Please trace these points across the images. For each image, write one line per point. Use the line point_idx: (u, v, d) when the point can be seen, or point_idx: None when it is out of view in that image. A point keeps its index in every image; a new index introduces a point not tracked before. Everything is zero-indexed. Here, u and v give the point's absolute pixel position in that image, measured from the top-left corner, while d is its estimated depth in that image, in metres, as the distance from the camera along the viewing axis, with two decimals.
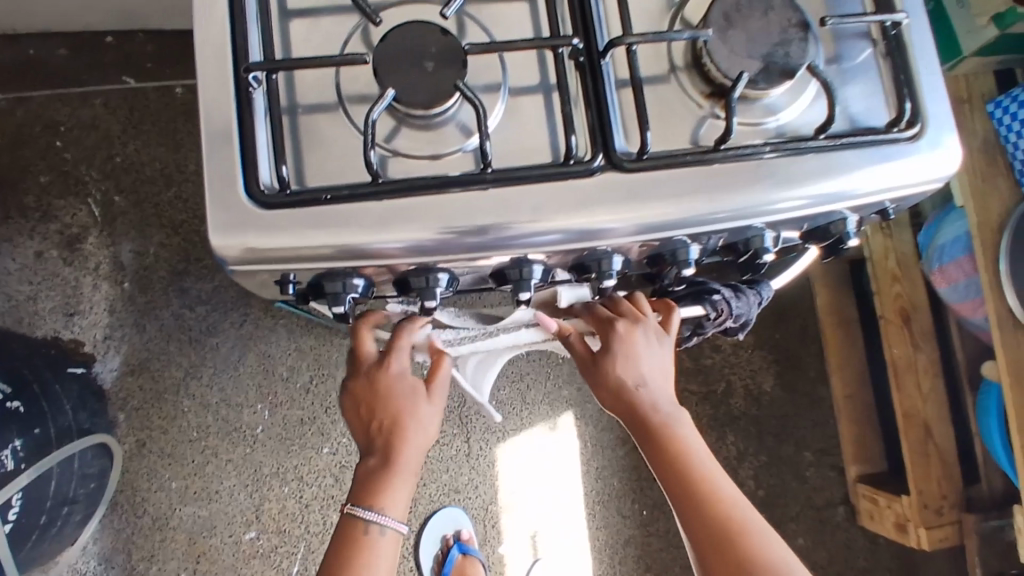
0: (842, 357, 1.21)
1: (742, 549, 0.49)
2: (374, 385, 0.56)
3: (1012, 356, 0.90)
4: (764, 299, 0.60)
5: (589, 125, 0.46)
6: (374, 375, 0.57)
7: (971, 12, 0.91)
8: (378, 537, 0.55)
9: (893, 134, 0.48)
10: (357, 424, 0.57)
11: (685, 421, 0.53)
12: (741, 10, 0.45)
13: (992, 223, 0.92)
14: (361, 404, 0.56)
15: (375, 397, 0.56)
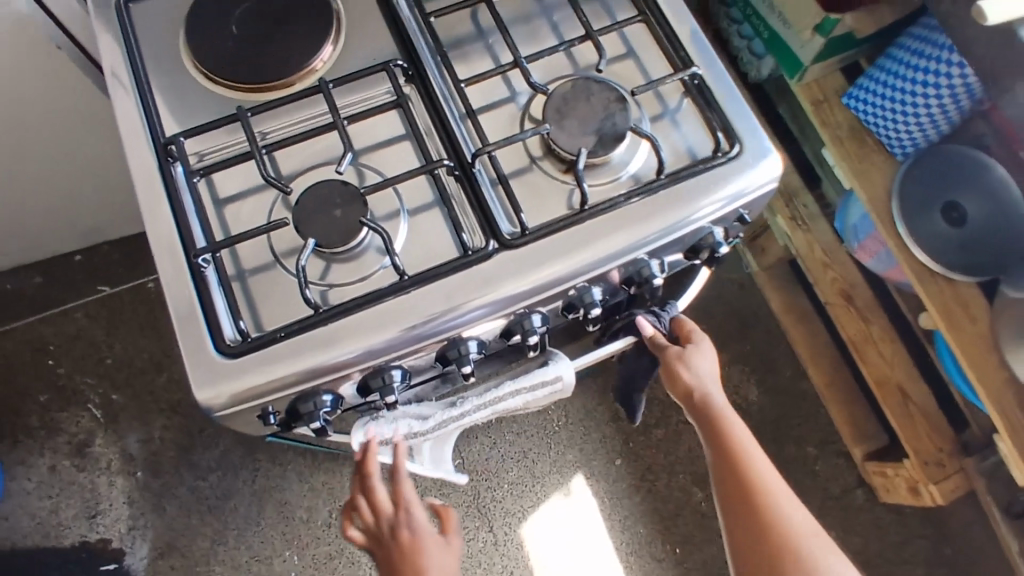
0: (810, 349, 1.29)
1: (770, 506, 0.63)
2: (396, 543, 0.63)
3: (939, 303, 0.99)
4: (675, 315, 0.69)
5: (478, 220, 0.56)
6: (391, 544, 0.63)
7: (796, 30, 1.04)
8: None
9: (719, 158, 0.59)
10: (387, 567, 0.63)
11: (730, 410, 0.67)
12: (568, 104, 0.58)
13: (879, 194, 1.03)
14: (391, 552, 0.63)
15: (399, 557, 0.63)
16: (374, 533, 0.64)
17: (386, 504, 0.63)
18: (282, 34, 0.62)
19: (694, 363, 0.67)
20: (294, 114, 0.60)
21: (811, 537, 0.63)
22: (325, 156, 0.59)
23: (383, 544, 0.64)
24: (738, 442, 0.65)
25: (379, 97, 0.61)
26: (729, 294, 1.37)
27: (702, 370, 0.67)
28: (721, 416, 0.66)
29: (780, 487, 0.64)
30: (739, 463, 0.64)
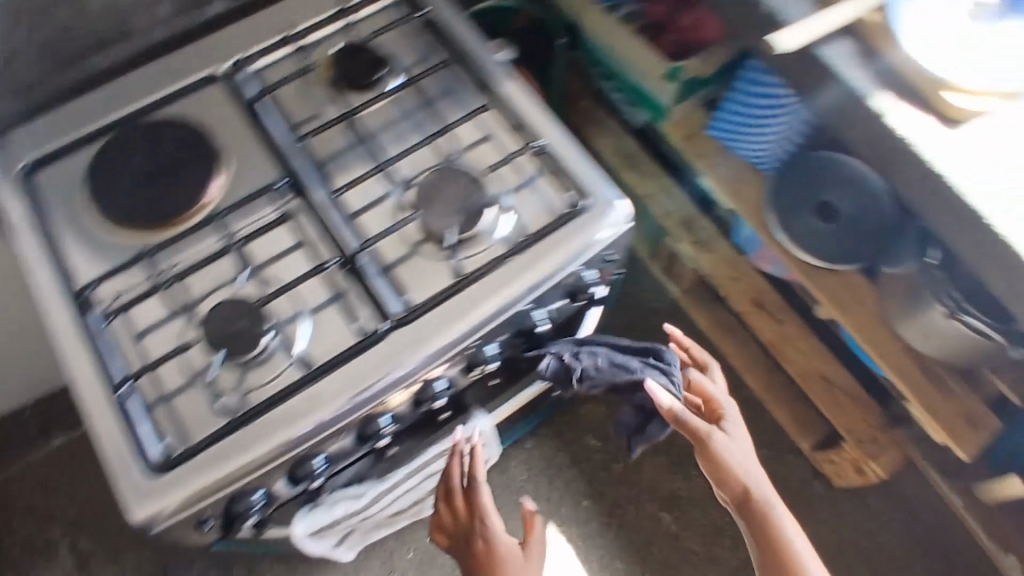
0: (741, 357, 1.36)
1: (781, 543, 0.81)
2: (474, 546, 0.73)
3: (831, 294, 1.07)
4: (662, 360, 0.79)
5: (370, 306, 0.63)
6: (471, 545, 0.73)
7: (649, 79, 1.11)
8: None
9: (574, 211, 0.67)
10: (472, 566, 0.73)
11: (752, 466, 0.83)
12: (433, 191, 0.67)
13: (756, 207, 1.12)
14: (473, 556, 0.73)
15: (476, 562, 0.73)
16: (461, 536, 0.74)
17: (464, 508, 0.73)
18: (173, 180, 0.69)
19: (724, 443, 0.81)
20: (194, 246, 0.67)
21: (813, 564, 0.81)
22: (227, 277, 0.66)
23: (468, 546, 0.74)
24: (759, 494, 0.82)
25: (265, 212, 0.68)
26: (658, 321, 1.45)
27: (731, 447, 0.82)
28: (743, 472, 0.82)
29: (800, 532, 0.83)
30: (761, 511, 0.82)
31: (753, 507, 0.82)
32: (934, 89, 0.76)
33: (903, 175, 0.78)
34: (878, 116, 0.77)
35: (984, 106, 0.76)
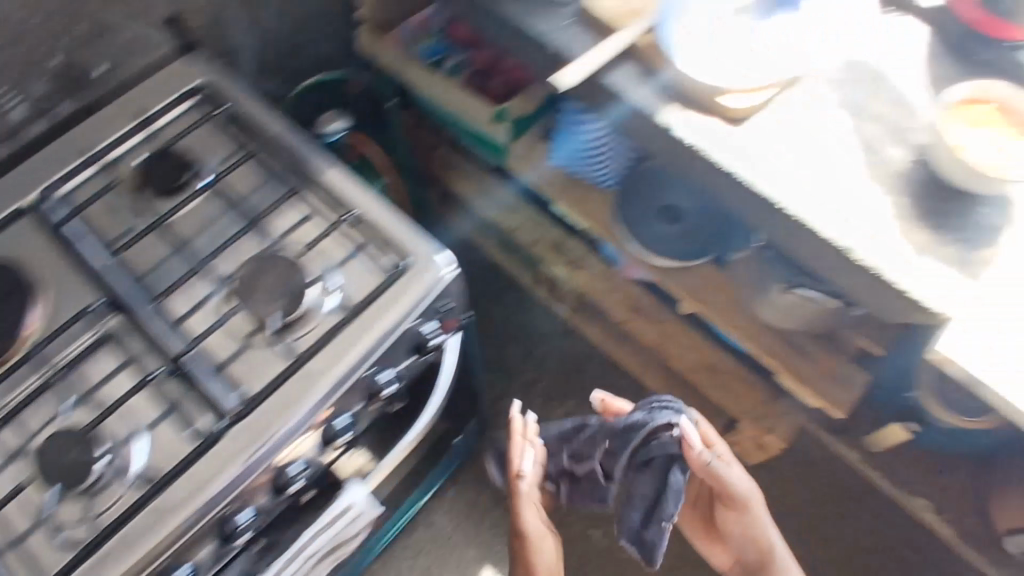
0: (636, 362, 1.39)
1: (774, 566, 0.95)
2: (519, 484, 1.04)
3: (686, 287, 1.13)
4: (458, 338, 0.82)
5: (205, 409, 0.67)
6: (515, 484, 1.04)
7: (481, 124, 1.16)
8: None
9: (393, 276, 0.72)
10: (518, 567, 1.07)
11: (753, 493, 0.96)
12: (249, 287, 0.71)
13: (602, 222, 1.17)
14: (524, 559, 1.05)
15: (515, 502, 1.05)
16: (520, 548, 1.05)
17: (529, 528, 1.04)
18: None
19: (747, 483, 0.95)
20: (18, 384, 0.68)
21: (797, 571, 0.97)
22: (58, 407, 0.68)
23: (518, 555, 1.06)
24: (757, 517, 0.95)
25: (85, 338, 0.70)
26: (553, 344, 1.49)
27: (745, 483, 0.95)
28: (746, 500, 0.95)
29: (787, 547, 0.98)
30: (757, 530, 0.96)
31: (761, 536, 0.95)
32: (709, 95, 0.83)
33: (697, 170, 0.84)
34: (665, 128, 0.83)
35: (757, 100, 0.83)
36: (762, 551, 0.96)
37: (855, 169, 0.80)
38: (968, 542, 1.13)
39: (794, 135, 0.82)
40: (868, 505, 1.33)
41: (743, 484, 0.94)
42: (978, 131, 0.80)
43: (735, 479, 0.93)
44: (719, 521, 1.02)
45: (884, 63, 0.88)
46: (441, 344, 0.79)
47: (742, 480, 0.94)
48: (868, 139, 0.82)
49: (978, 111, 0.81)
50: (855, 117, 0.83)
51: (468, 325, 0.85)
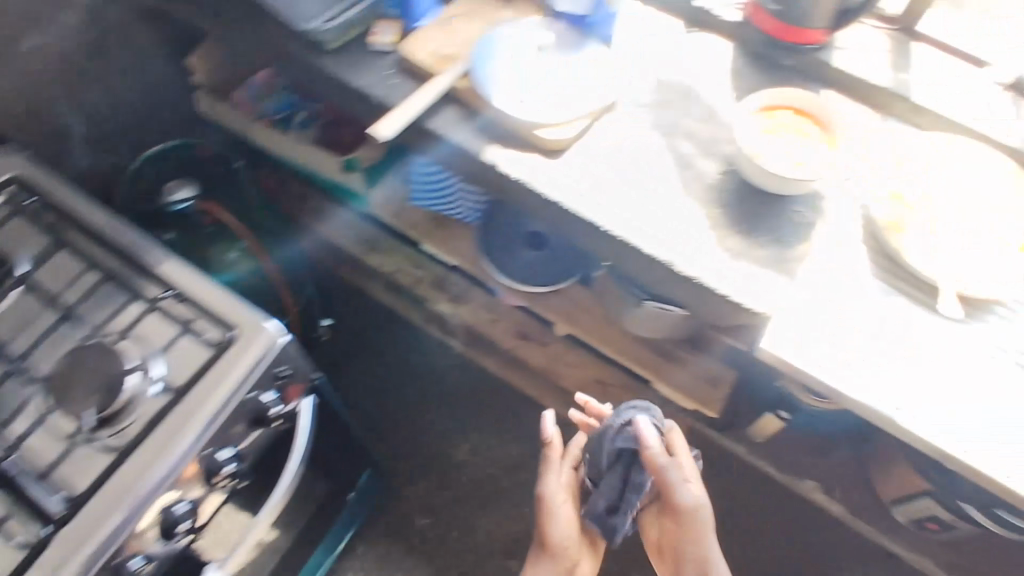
0: (535, 386, 1.40)
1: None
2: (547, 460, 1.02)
3: (556, 311, 1.16)
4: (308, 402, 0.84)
5: (32, 515, 0.66)
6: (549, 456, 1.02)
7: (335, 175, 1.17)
8: None
9: (218, 350, 0.73)
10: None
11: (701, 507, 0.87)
12: (69, 386, 0.71)
13: (470, 257, 1.18)
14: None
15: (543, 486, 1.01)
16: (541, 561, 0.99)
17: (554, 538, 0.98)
18: None
19: (693, 495, 0.87)
20: None
21: None
22: None
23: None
24: (701, 527, 0.87)
25: None
26: (454, 380, 1.46)
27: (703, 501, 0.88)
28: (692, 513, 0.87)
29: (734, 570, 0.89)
30: (698, 547, 0.87)
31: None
32: (528, 130, 0.85)
33: (527, 203, 0.87)
34: (494, 166, 0.85)
35: (573, 129, 0.86)
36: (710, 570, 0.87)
37: (670, 187, 0.84)
38: (865, 520, 1.17)
39: (614, 160, 0.86)
40: (782, 497, 1.30)
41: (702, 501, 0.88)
42: (775, 136, 0.83)
43: (693, 499, 0.87)
44: (665, 534, 0.94)
45: (700, 80, 0.93)
46: (293, 410, 0.82)
47: (698, 497, 0.88)
48: (682, 156, 0.87)
49: (775, 117, 0.85)
50: (667, 135, 0.88)
51: (323, 385, 0.87)
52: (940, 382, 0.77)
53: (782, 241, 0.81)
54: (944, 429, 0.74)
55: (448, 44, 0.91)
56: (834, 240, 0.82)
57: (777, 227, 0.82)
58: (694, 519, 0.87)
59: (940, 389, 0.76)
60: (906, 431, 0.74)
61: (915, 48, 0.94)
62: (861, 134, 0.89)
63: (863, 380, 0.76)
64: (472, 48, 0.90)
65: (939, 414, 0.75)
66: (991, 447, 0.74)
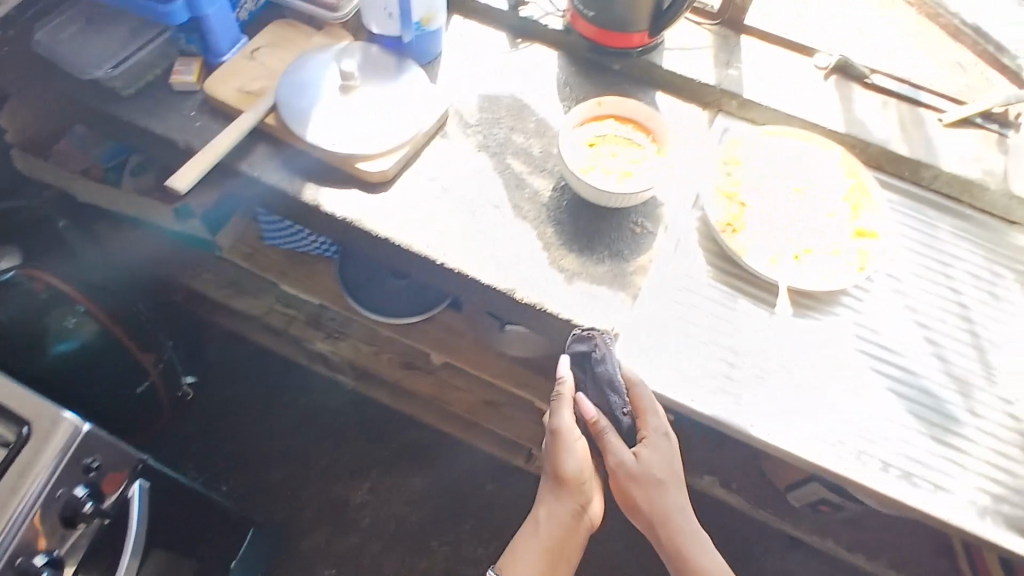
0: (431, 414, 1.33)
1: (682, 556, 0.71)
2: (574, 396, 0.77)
3: (429, 339, 1.10)
4: (137, 486, 0.77)
5: None
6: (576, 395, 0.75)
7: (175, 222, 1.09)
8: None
9: (14, 447, 0.66)
10: (524, 549, 0.75)
11: (643, 473, 0.71)
12: None
13: (335, 292, 1.12)
14: (550, 532, 0.74)
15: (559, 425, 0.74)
16: (554, 499, 0.75)
17: (573, 474, 0.74)
18: None
19: (627, 460, 0.71)
20: None
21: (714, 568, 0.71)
22: None
23: (537, 517, 0.76)
24: (645, 498, 0.71)
25: None
26: (349, 416, 1.39)
27: (669, 465, 0.72)
28: (624, 480, 0.71)
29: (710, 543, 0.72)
30: (650, 515, 0.71)
31: (680, 548, 0.71)
32: (348, 163, 0.80)
33: (359, 242, 0.82)
34: (315, 205, 0.80)
35: (393, 155, 0.81)
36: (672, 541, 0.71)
37: (500, 212, 0.81)
38: (762, 509, 1.11)
39: (443, 186, 0.82)
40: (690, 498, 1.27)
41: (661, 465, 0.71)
42: (601, 149, 0.80)
43: (653, 469, 0.71)
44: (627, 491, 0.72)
45: (524, 96, 0.91)
46: (120, 498, 0.75)
47: (664, 468, 0.71)
48: (512, 176, 0.84)
49: (600, 129, 0.81)
50: (495, 156, 0.85)
51: (151, 467, 0.82)
52: (795, 386, 0.72)
53: (618, 256, 0.78)
54: (872, 442, 0.70)
55: (259, 77, 0.86)
56: (671, 247, 0.80)
57: (613, 241, 0.79)
58: (631, 491, 0.71)
59: (861, 395, 0.73)
60: (836, 441, 0.70)
61: (740, 40, 0.94)
62: (692, 137, 0.87)
63: (785, 392, 0.72)
64: (282, 83, 0.84)
65: (854, 422, 0.71)
66: (908, 459, 0.70)
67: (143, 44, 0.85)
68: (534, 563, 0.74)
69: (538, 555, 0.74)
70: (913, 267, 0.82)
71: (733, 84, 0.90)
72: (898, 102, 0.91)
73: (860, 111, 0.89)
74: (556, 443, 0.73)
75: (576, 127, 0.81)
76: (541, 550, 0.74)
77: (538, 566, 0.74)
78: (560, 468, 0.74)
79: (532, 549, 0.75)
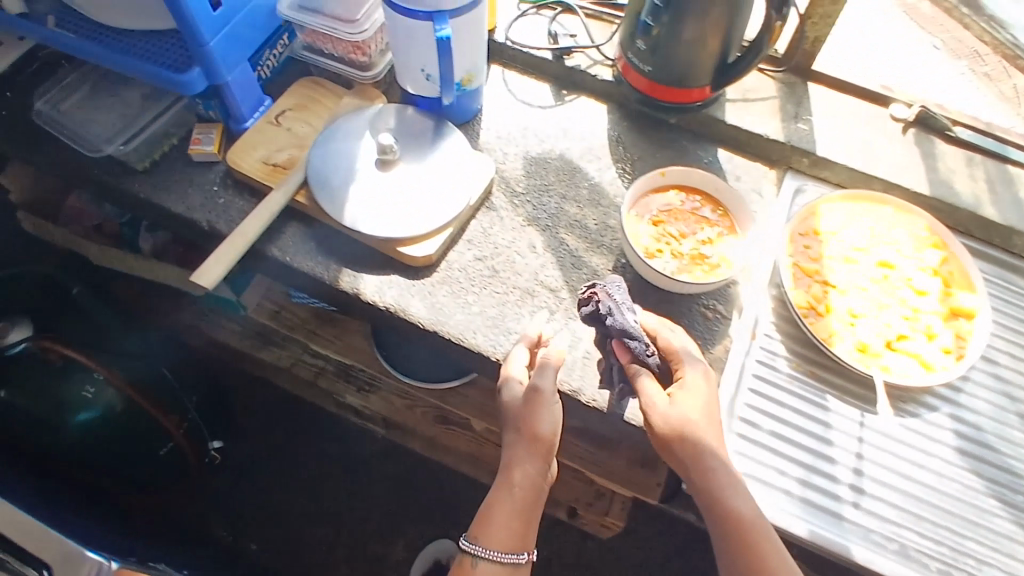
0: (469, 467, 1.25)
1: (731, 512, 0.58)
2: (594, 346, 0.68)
3: (469, 406, 1.03)
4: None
5: None
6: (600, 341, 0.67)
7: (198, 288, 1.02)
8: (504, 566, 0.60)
9: None
10: (496, 517, 0.61)
11: (685, 417, 0.59)
12: None
13: (368, 353, 1.05)
14: (527, 494, 0.61)
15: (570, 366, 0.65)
16: (530, 461, 0.61)
17: (551, 429, 0.62)
18: None
19: (659, 403, 0.60)
20: None
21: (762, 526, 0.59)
22: None
23: (507, 480, 0.61)
24: (688, 439, 0.59)
25: None
26: (381, 467, 1.31)
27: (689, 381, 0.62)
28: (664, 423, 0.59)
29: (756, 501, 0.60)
30: (694, 459, 0.59)
31: (726, 505, 0.59)
32: (392, 248, 0.73)
33: (404, 332, 0.75)
34: (354, 293, 0.73)
35: (437, 235, 0.74)
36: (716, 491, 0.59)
37: (558, 297, 0.74)
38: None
39: (493, 267, 0.75)
40: None
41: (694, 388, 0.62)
42: (668, 227, 0.72)
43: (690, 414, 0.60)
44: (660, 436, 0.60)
45: (574, 157, 0.83)
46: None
47: (701, 411, 0.60)
48: (567, 255, 0.76)
49: (666, 204, 0.74)
50: (547, 232, 0.78)
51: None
52: (896, 491, 0.67)
53: (692, 348, 0.71)
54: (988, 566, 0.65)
55: (285, 147, 0.79)
56: (748, 335, 0.73)
57: (684, 330, 0.72)
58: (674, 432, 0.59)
59: (966, 508, 0.67)
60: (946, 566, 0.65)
61: (806, 89, 0.86)
62: (759, 206, 0.80)
63: (884, 506, 0.67)
64: (310, 158, 0.76)
65: (965, 539, 0.66)
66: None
67: (158, 115, 0.78)
68: (509, 533, 0.60)
69: (514, 522, 0.61)
70: (1007, 348, 0.76)
71: (802, 139, 0.82)
72: (985, 158, 0.84)
73: (945, 169, 0.82)
74: (535, 393, 0.63)
75: (641, 202, 0.73)
76: (517, 517, 0.61)
77: (513, 535, 0.60)
78: (538, 424, 0.62)
79: (508, 517, 0.61)
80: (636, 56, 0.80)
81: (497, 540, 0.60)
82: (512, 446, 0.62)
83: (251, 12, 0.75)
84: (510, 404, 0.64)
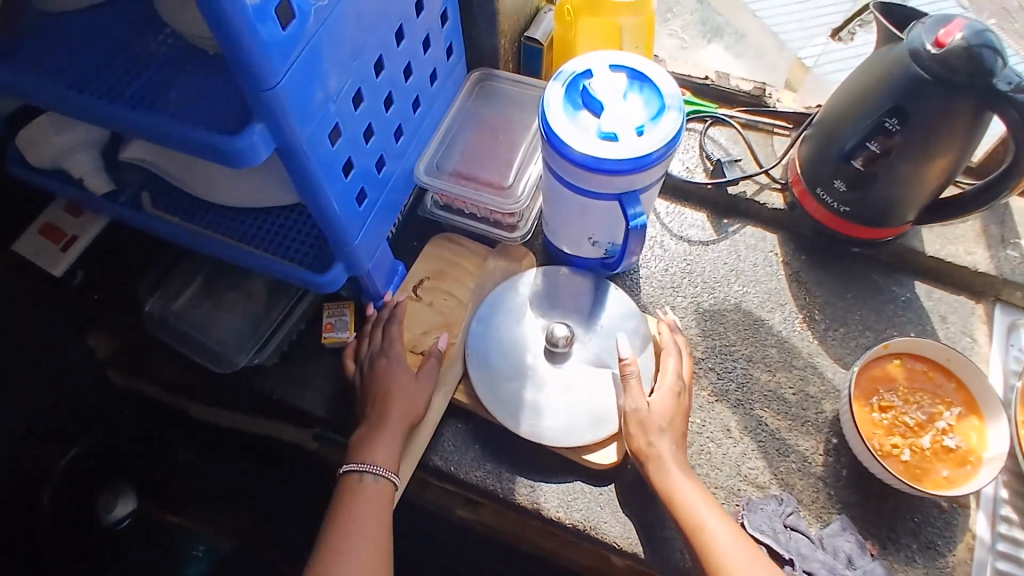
0: None
1: (676, 504, 0.58)
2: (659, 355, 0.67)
3: None
4: None
5: None
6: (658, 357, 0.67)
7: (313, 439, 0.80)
8: (371, 482, 0.59)
9: None
10: (382, 435, 0.60)
11: (641, 415, 0.61)
12: None
13: None
14: (406, 423, 0.61)
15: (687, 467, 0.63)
16: (416, 395, 0.63)
17: (433, 377, 0.65)
18: None
19: (636, 401, 0.61)
20: None
21: (714, 518, 0.57)
22: None
23: (392, 409, 0.61)
24: (644, 445, 0.60)
25: None
26: None
27: (675, 453, 0.60)
28: (632, 421, 0.61)
29: (710, 500, 0.58)
30: (653, 460, 0.60)
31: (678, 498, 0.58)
32: (577, 456, 0.63)
33: (589, 546, 0.65)
34: (535, 509, 0.64)
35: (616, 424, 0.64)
36: (664, 483, 0.59)
37: (774, 499, 0.64)
38: None
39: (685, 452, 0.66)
40: None
41: (663, 413, 0.61)
42: (903, 415, 0.62)
43: (661, 418, 0.61)
44: (632, 436, 0.61)
45: (752, 305, 0.73)
46: None
47: (663, 414, 0.61)
48: (770, 439, 0.67)
49: (891, 382, 0.64)
50: (740, 409, 0.68)
51: None
52: None
53: (932, 550, 0.63)
54: None
55: (432, 328, 0.69)
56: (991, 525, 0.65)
57: (920, 529, 0.63)
58: (635, 439, 0.61)
59: None
60: None
61: (1007, 204, 0.76)
62: (974, 356, 0.70)
63: None
64: (470, 350, 0.67)
65: None
66: None
67: (288, 312, 0.70)
68: (395, 451, 0.60)
69: (398, 442, 0.61)
70: None
71: (1016, 271, 0.72)
72: None
73: None
74: (423, 369, 0.64)
75: (864, 382, 0.64)
76: (401, 437, 0.61)
77: (391, 456, 0.60)
78: (422, 370, 0.64)
79: (393, 436, 0.61)
80: (829, 195, 0.69)
81: (383, 457, 0.60)
82: (399, 388, 0.62)
83: (393, 182, 0.65)
84: (395, 361, 0.64)
